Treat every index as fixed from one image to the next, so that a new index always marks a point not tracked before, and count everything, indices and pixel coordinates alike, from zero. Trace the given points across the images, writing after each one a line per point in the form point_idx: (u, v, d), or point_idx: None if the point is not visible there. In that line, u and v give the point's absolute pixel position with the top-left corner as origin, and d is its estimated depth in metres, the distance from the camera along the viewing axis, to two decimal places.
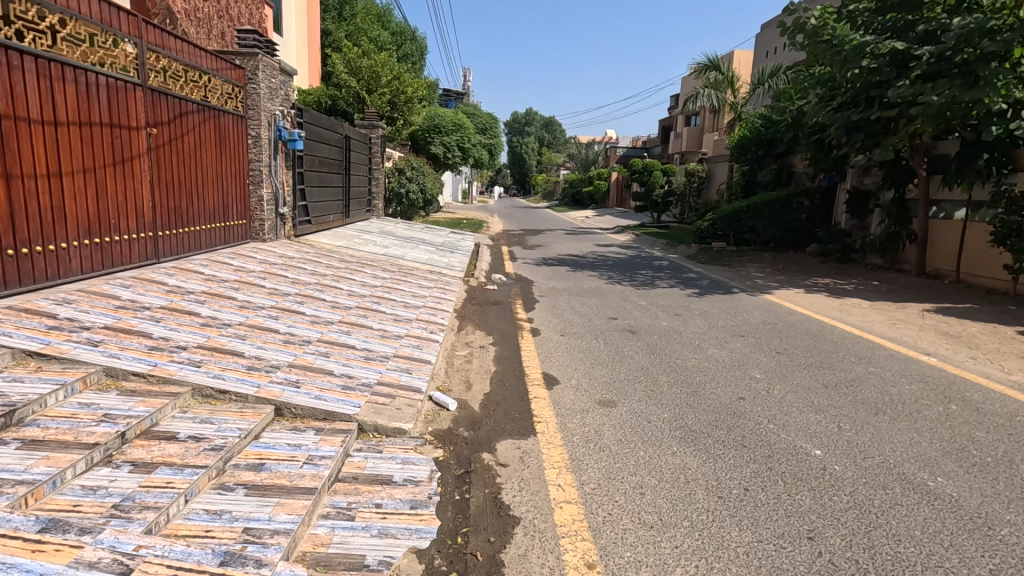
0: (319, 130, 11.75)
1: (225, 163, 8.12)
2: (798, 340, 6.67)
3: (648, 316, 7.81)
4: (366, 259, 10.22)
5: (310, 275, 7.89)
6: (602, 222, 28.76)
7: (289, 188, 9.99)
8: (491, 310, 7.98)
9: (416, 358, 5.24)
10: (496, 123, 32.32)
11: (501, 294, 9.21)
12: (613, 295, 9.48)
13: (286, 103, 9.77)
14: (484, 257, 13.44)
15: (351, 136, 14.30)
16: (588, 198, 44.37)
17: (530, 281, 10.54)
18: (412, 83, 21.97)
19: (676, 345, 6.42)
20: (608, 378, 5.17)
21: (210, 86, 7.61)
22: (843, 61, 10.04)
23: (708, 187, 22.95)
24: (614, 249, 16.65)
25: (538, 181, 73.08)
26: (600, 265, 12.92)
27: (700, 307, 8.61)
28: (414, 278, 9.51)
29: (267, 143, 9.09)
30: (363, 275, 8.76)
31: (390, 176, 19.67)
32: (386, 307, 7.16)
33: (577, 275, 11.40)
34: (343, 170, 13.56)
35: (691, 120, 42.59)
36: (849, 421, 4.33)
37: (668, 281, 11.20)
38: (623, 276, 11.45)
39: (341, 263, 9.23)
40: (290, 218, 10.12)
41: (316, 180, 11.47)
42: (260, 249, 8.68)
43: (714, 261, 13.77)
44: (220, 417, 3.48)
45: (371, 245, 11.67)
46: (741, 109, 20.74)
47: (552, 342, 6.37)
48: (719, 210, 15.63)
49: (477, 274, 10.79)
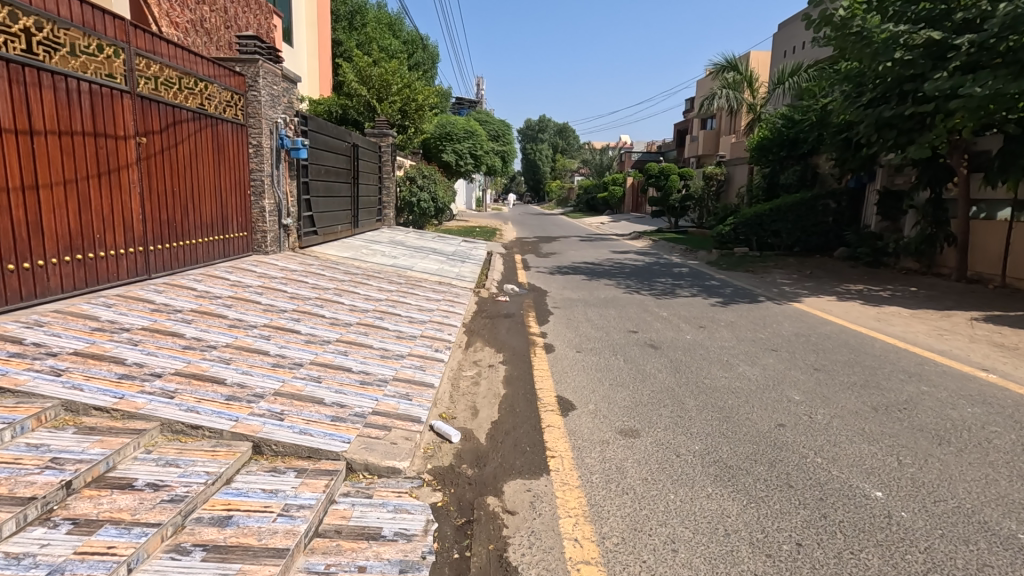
0: (326, 139, 11.42)
1: (223, 173, 7.79)
2: (837, 355, 6.10)
3: (671, 328, 7.28)
4: (374, 271, 9.84)
5: (312, 289, 7.51)
6: (618, 228, 28.20)
7: (293, 198, 9.66)
8: (503, 324, 7.51)
9: (417, 382, 4.78)
10: (509, 130, 32.00)
11: (513, 306, 8.75)
12: (631, 305, 8.96)
13: (289, 111, 9.45)
14: (496, 266, 12.99)
15: (359, 145, 13.97)
16: (603, 204, 43.80)
17: (544, 292, 10.05)
18: (423, 91, 21.73)
19: (703, 361, 5.89)
20: (630, 402, 4.66)
21: (207, 94, 7.30)
22: (873, 54, 9.45)
23: (728, 190, 22.33)
24: (631, 255, 16.10)
25: (553, 188, 72.66)
26: (617, 273, 12.39)
27: (726, 318, 8.05)
28: (422, 290, 9.08)
29: (269, 152, 8.77)
30: (369, 288, 8.37)
31: (401, 185, 19.37)
32: (391, 322, 6.73)
33: (593, 284, 10.90)
34: (351, 179, 13.23)
35: (708, 123, 41.89)
36: (909, 454, 3.77)
37: (689, 289, 10.64)
38: (641, 285, 10.92)
39: (345, 275, 8.85)
40: (295, 229, 9.78)
41: (322, 190, 11.13)
42: (261, 262, 8.32)
43: (737, 267, 13.15)
44: (187, 458, 3.06)
45: (379, 256, 11.29)
46: (761, 110, 20.09)
47: (566, 360, 5.88)
48: (741, 215, 15.00)
49: (489, 284, 10.34)
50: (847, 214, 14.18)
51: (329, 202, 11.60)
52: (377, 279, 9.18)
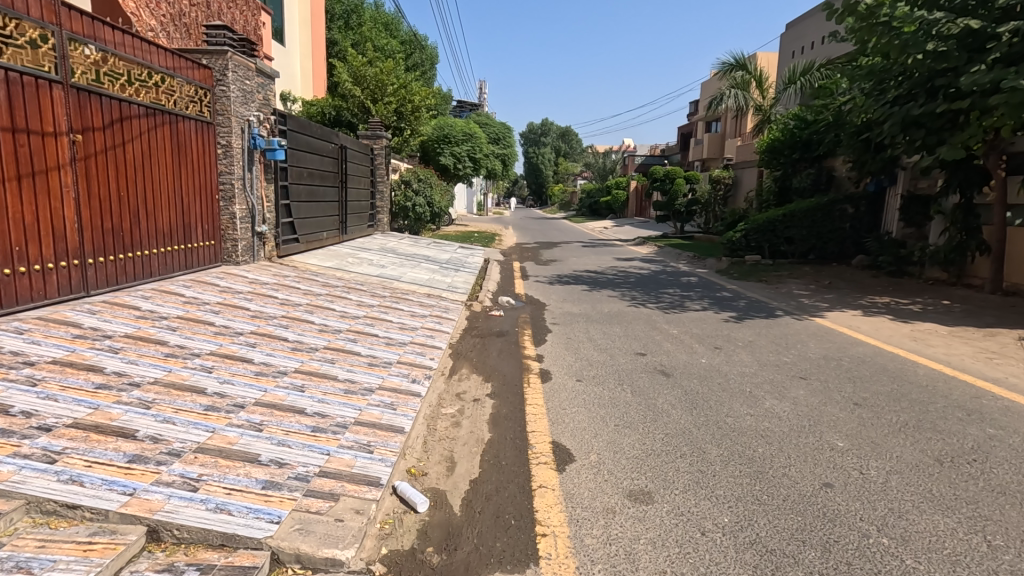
0: (310, 140, 10.66)
1: (183, 175, 7.02)
2: (877, 385, 5.28)
3: (682, 350, 6.48)
4: (357, 282, 9.05)
5: (282, 304, 6.72)
6: (622, 233, 27.32)
7: (268, 203, 8.88)
8: (495, 345, 6.70)
9: (383, 426, 3.96)
10: (509, 134, 31.27)
11: (507, 322, 7.95)
12: (638, 321, 8.14)
13: (264, 108, 8.70)
14: (493, 275, 12.19)
15: (348, 146, 13.18)
16: (606, 208, 43.04)
17: (543, 305, 9.24)
18: (419, 92, 21.01)
19: (722, 393, 5.09)
20: (640, 452, 3.86)
21: (163, 88, 6.57)
22: (902, 46, 8.68)
23: (736, 194, 21.60)
24: (635, 263, 15.29)
25: (555, 193, 72.03)
26: (622, 283, 11.59)
27: (743, 336, 7.24)
28: (408, 303, 8.28)
29: (240, 153, 8.02)
30: (349, 301, 7.57)
31: (396, 189, 18.59)
32: (367, 342, 5.94)
33: (595, 295, 10.10)
34: (339, 183, 12.45)
35: (712, 127, 41.12)
36: (999, 533, 2.95)
37: (700, 301, 9.83)
38: (647, 296, 10.12)
39: (324, 287, 8.06)
40: (270, 237, 9.00)
41: (304, 195, 10.37)
42: (228, 274, 7.53)
43: (749, 276, 12.33)
44: (47, 557, 2.26)
45: (365, 265, 10.51)
46: (771, 111, 19.29)
47: (564, 391, 5.09)
48: (752, 220, 14.12)
49: (483, 296, 9.55)
50: (866, 219, 13.34)
51: (313, 207, 10.82)
52: (359, 291, 8.41)
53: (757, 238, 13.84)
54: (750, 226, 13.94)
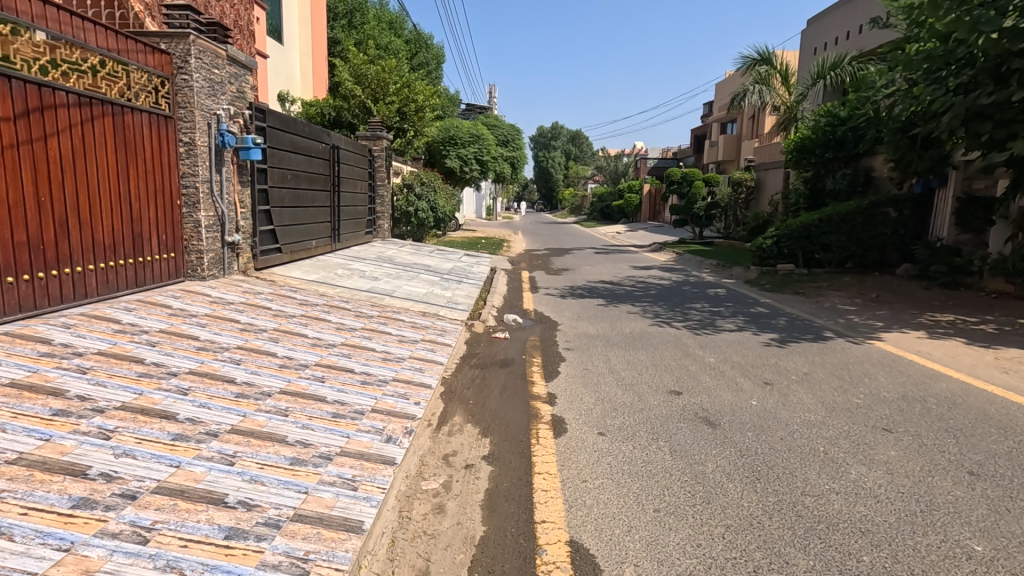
0: (296, 139, 9.62)
1: (132, 177, 5.98)
2: (988, 443, 4.07)
3: (725, 388, 5.31)
4: (343, 296, 7.95)
5: (242, 330, 5.50)
6: (635, 239, 26.07)
7: (241, 209, 7.82)
8: (497, 380, 5.56)
9: (334, 524, 2.81)
10: (518, 136, 30.19)
11: (512, 347, 6.82)
12: (666, 345, 6.99)
13: (237, 101, 7.65)
14: (499, 287, 11.06)
15: (342, 146, 12.13)
16: (618, 213, 41.85)
17: (556, 324, 8.10)
18: (423, 91, 19.97)
19: (789, 455, 3.92)
20: (696, 565, 2.71)
21: (103, 73, 5.53)
22: (972, 23, 7.49)
23: (758, 198, 20.22)
24: (654, 272, 14.09)
25: (566, 196, 71.03)
26: (642, 296, 10.41)
27: (794, 367, 6.07)
28: (398, 323, 7.13)
29: (207, 152, 6.98)
30: (328, 322, 6.46)
31: (397, 193, 17.56)
32: (338, 379, 4.75)
33: (613, 311, 8.95)
34: (331, 187, 11.42)
35: (728, 129, 39.84)
36: None
37: (733, 319, 8.64)
38: (672, 313, 8.96)
39: (301, 305, 6.95)
40: (244, 247, 7.94)
41: (288, 199, 9.34)
42: (189, 292, 6.46)
43: (783, 288, 11.10)
44: None
45: (356, 277, 9.42)
46: (798, 110, 17.88)
47: (585, 452, 3.94)
48: (784, 225, 12.86)
49: (485, 314, 8.41)
50: (912, 225, 12.06)
51: (299, 213, 9.79)
52: (344, 308, 7.28)
53: (790, 244, 12.57)
54: (783, 232, 12.67)
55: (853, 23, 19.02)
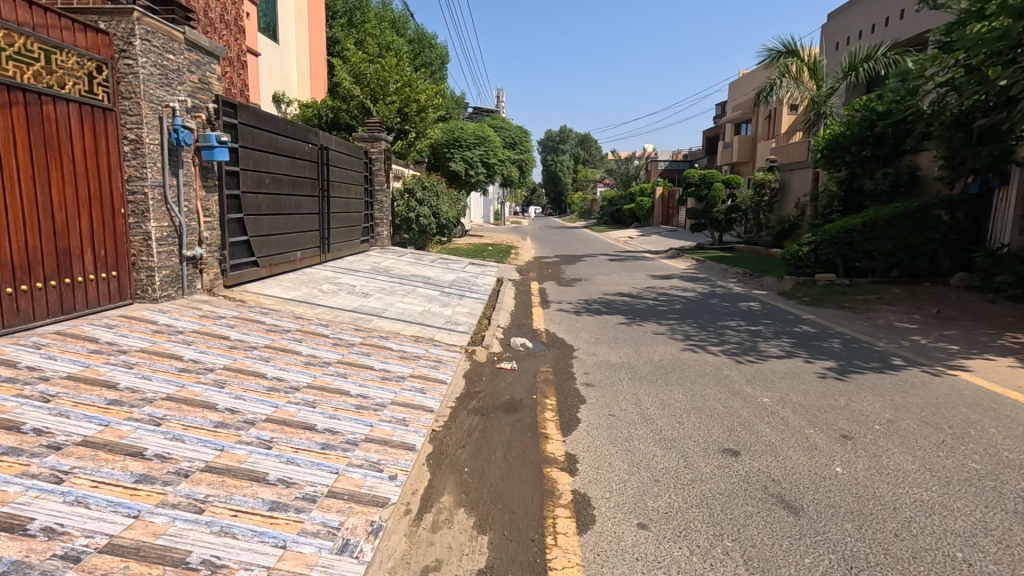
0: (275, 138, 8.54)
1: (55, 181, 4.90)
2: None
3: (794, 446, 4.13)
4: (324, 318, 6.83)
5: (181, 370, 4.39)
6: (649, 244, 24.90)
7: (204, 219, 6.74)
8: (501, 434, 4.39)
9: None
10: (526, 138, 29.14)
11: (520, 383, 5.64)
12: (705, 378, 5.81)
13: (199, 93, 6.59)
14: (505, 303, 9.90)
15: (331, 147, 11.02)
16: (630, 217, 40.57)
17: (571, 350, 6.92)
18: (425, 91, 18.90)
19: (918, 570, 2.72)
20: None
21: (10, 51, 4.44)
22: None
23: (783, 200, 18.90)
24: (676, 283, 12.89)
25: (575, 200, 70.07)
26: (667, 313, 9.22)
27: (871, 409, 4.88)
28: (385, 352, 5.99)
29: (160, 152, 5.92)
30: (297, 355, 5.34)
31: (398, 199, 16.45)
32: (291, 443, 3.61)
33: (637, 332, 7.78)
34: (319, 192, 10.34)
35: (741, 129, 38.63)
36: None
37: (777, 341, 7.42)
38: (704, 333, 7.78)
39: (267, 332, 5.83)
40: (209, 263, 6.86)
41: (266, 206, 8.27)
42: (132, 318, 5.37)
43: (824, 303, 9.86)
44: None
45: (343, 295, 8.31)
46: (826, 107, 16.58)
47: (624, 566, 2.75)
48: (821, 231, 11.58)
49: (489, 337, 7.25)
50: (968, 228, 10.72)
51: (279, 222, 8.71)
52: (321, 334, 6.16)
53: (829, 252, 11.29)
54: (821, 238, 11.39)
55: (880, 15, 17.83)
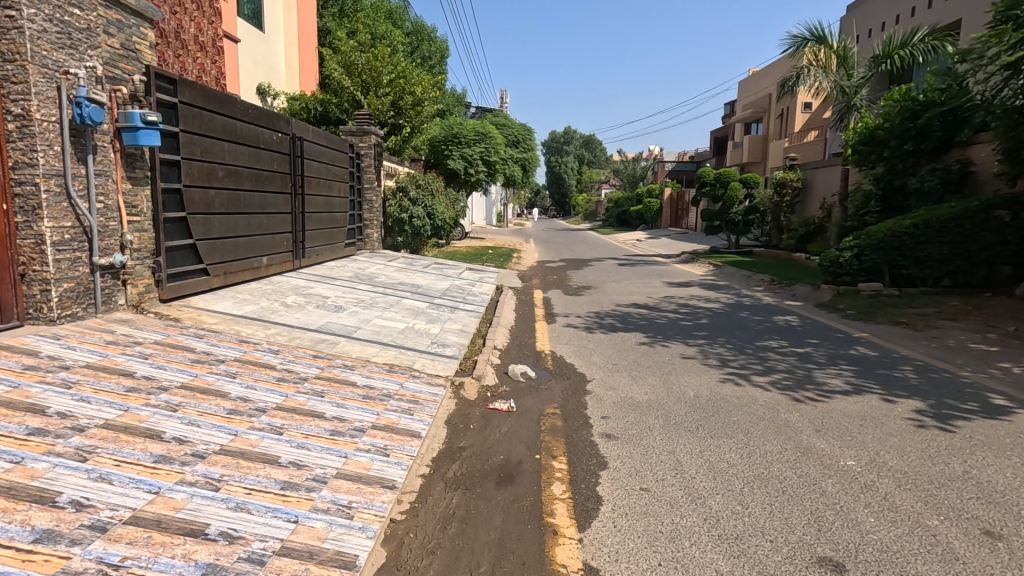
0: (232, 123, 7.24)
1: None
2: None
3: (921, 554, 2.79)
4: (278, 342, 5.51)
5: (32, 433, 3.07)
6: (659, 248, 23.58)
7: (126, 219, 5.42)
8: (490, 527, 3.04)
9: None
10: (529, 136, 27.82)
11: (518, 434, 4.29)
12: (761, 425, 4.47)
13: (121, 61, 5.29)
14: (505, 316, 8.56)
15: (308, 138, 9.70)
16: (637, 218, 39.18)
17: (584, 382, 5.56)
18: (420, 83, 17.72)
19: None
20: None
21: None
22: None
23: (805, 201, 17.53)
24: (696, 292, 11.54)
25: (580, 202, 68.71)
26: (693, 330, 7.86)
27: (1002, 480, 3.53)
28: (346, 390, 4.63)
29: (56, 130, 4.63)
30: (221, 399, 3.98)
31: (391, 198, 15.27)
32: (152, 571, 2.25)
33: (662, 357, 6.43)
34: (291, 188, 9.01)
35: (752, 128, 37.17)
36: None
37: (834, 368, 6.06)
38: (743, 358, 6.43)
39: (190, 365, 4.46)
40: (135, 273, 5.55)
41: (219, 204, 6.97)
42: (7, 349, 4.08)
43: (874, 318, 8.48)
44: None
45: (311, 309, 6.99)
46: (856, 98, 15.19)
47: None
48: (865, 234, 10.15)
49: (483, 363, 5.91)
50: None
51: (237, 222, 7.39)
52: (267, 365, 4.81)
53: (874, 257, 9.81)
54: (864, 241, 9.95)
55: (905, 3, 16.80)
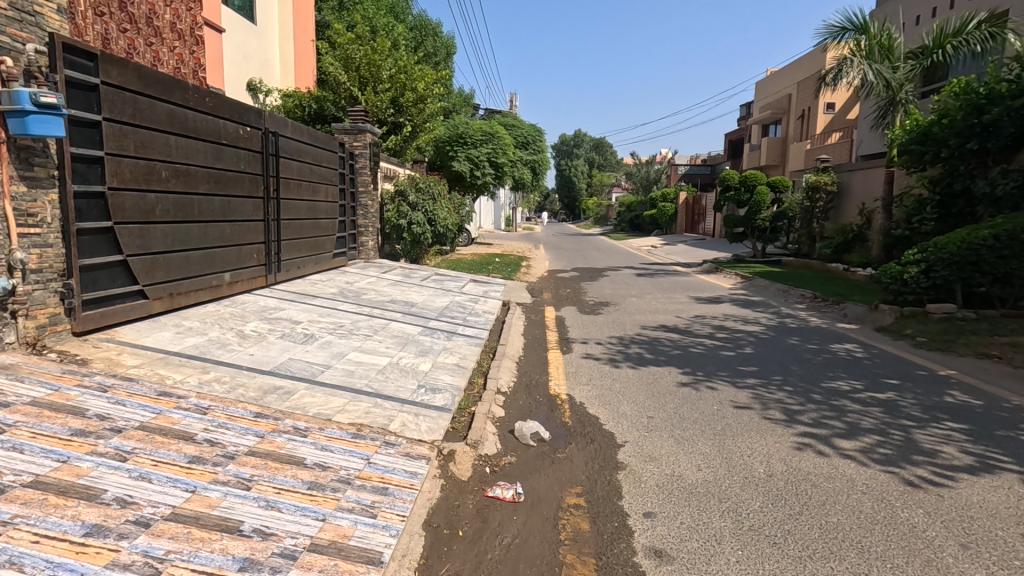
0: (181, 113, 5.96)
1: None
2: None
3: None
4: (212, 393, 4.19)
5: None
6: (677, 255, 22.21)
7: (15, 232, 4.15)
8: None
9: None
10: (539, 137, 26.55)
11: (527, 553, 2.96)
12: (874, 534, 3.10)
13: (8, 25, 4.05)
14: (512, 344, 7.22)
15: (285, 134, 8.41)
16: (651, 223, 37.70)
17: (614, 450, 4.21)
18: (423, 78, 16.47)
19: None
20: None
21: None
22: None
23: (840, 205, 16.14)
24: (730, 310, 10.14)
25: (589, 206, 67.11)
26: (739, 365, 6.48)
27: None
28: (287, 474, 3.31)
29: None
30: (83, 505, 2.66)
31: (388, 203, 13.99)
32: None
33: (711, 410, 5.05)
34: (262, 192, 7.73)
35: (771, 130, 35.56)
36: None
37: (938, 427, 4.65)
38: (814, 410, 5.03)
39: (63, 441, 3.15)
40: (32, 300, 4.29)
41: (162, 211, 5.68)
42: None
43: (956, 350, 7.04)
44: None
45: (272, 341, 5.68)
46: (901, 93, 13.72)
47: None
48: (931, 246, 8.70)
49: (481, 419, 4.57)
50: None
51: (187, 233, 6.10)
52: (183, 435, 3.49)
53: (945, 273, 8.31)
54: (933, 255, 8.44)
55: None
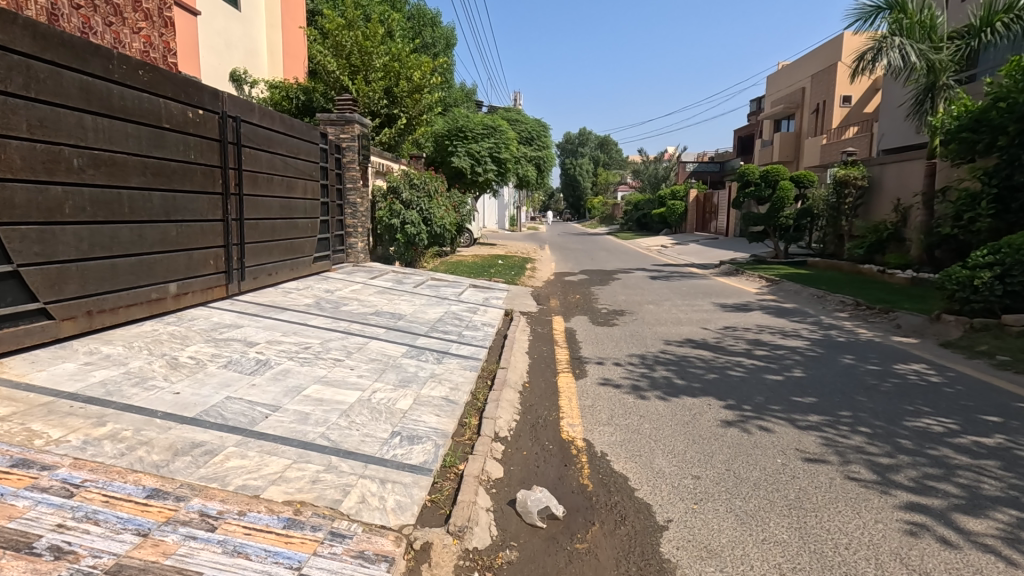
0: (102, 87, 4.81)
1: None
2: None
3: None
4: (96, 460, 3.01)
5: None
6: (691, 255, 20.97)
7: None
8: None
9: None
10: (544, 133, 25.34)
11: None
12: None
13: None
14: (514, 367, 6.01)
15: (250, 119, 7.25)
16: (659, 222, 36.42)
17: (656, 539, 3.00)
18: (419, 66, 15.30)
19: None
20: None
21: None
22: None
23: (872, 202, 14.81)
24: (763, 320, 8.89)
25: (595, 205, 65.79)
26: (794, 396, 5.25)
27: None
28: None
29: None
30: None
31: (380, 200, 12.83)
32: None
33: (776, 466, 3.84)
34: (220, 186, 6.56)
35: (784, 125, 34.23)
36: None
37: None
38: (912, 466, 3.80)
39: None
40: None
41: (73, 209, 4.52)
42: None
43: None
44: None
45: (210, 372, 4.49)
46: (943, 77, 12.49)
47: None
48: (1006, 246, 7.48)
49: (471, 488, 3.36)
50: None
51: (110, 235, 4.92)
52: (13, 542, 2.31)
53: None
54: (1010, 257, 7.25)
55: None
